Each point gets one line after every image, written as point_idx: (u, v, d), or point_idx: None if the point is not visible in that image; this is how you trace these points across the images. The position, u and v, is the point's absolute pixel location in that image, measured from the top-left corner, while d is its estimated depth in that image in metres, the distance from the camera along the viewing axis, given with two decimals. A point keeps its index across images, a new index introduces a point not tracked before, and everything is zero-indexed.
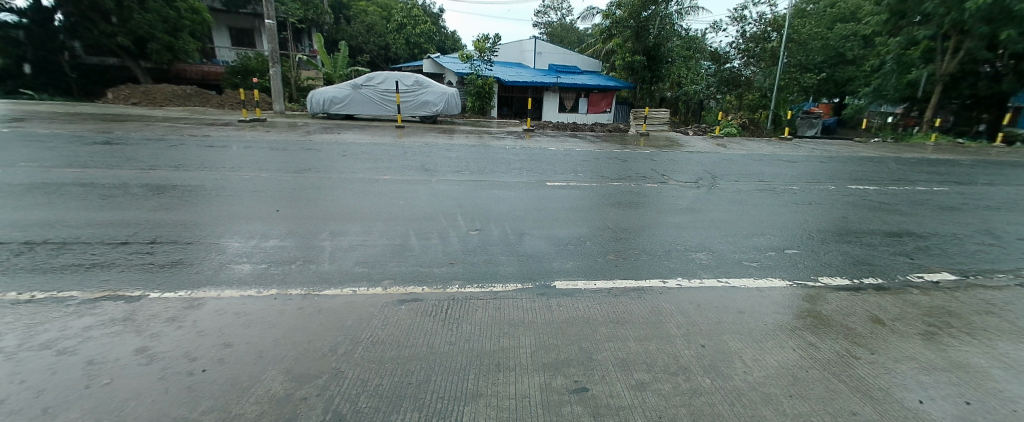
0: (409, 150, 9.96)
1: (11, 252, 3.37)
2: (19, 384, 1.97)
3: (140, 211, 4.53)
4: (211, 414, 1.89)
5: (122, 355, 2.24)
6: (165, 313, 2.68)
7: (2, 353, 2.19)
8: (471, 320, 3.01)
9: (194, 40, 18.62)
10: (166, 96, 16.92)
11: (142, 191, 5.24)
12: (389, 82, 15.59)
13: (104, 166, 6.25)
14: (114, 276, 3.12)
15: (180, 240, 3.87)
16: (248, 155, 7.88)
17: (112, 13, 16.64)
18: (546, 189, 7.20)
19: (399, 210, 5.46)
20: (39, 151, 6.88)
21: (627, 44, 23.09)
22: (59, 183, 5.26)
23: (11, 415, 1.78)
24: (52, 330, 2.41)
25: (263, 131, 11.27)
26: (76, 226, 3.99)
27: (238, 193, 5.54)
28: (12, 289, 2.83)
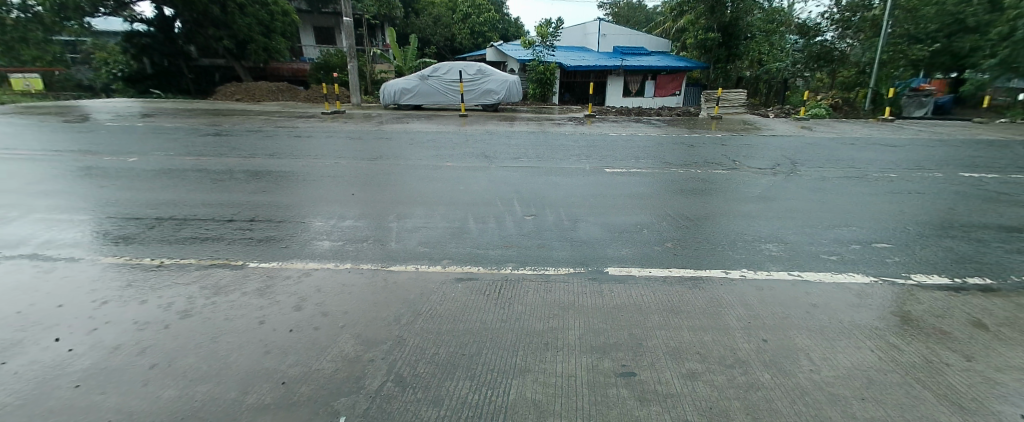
0: (471, 137, 10.30)
1: (145, 226, 4.05)
2: (149, 331, 2.40)
3: (241, 193, 5.19)
4: (295, 367, 2.18)
5: (226, 313, 2.65)
6: (262, 280, 3.11)
7: (144, 305, 2.68)
8: (522, 301, 3.14)
9: (284, 40, 20.26)
10: (263, 91, 18.83)
11: (244, 176, 5.98)
12: (453, 72, 16.04)
13: (213, 154, 7.18)
14: (220, 248, 3.64)
15: (272, 219, 4.41)
16: (329, 144, 8.63)
17: (218, 20, 18.59)
18: (605, 175, 7.12)
19: (460, 195, 5.72)
20: (166, 142, 8.06)
21: (700, 21, 22.10)
22: (180, 169, 6.14)
23: (148, 353, 2.20)
24: (178, 289, 2.91)
25: (341, 122, 12.17)
26: (192, 205, 4.67)
27: (319, 178, 6.12)
28: (149, 255, 3.44)
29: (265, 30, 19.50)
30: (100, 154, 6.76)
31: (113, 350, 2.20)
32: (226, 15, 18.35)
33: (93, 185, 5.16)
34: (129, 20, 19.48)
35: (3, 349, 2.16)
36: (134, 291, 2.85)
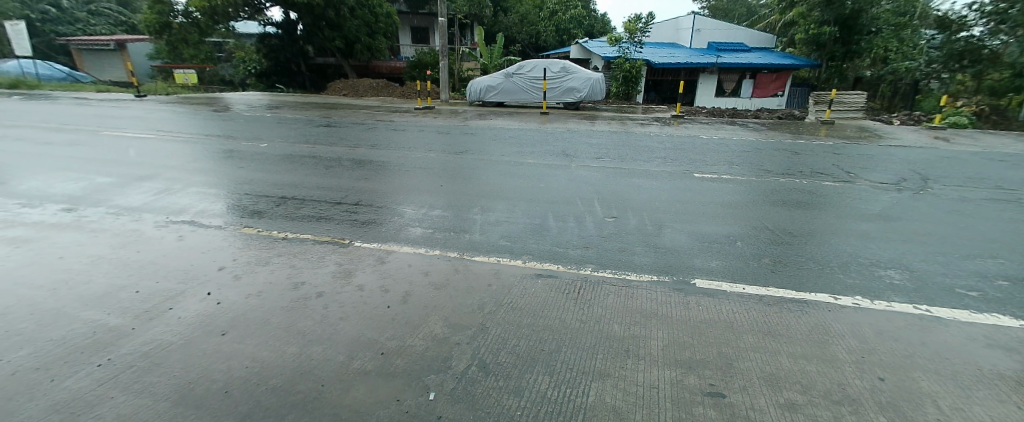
0: (553, 135, 10.31)
1: (273, 202, 4.59)
2: (275, 291, 2.73)
3: (346, 179, 5.71)
4: (391, 340, 2.36)
5: (335, 283, 2.94)
6: (365, 258, 3.39)
7: (273, 268, 3.05)
8: (603, 303, 3.10)
9: (385, 40, 21.79)
10: (366, 88, 20.50)
11: (348, 164, 6.57)
12: (537, 69, 16.12)
13: (324, 143, 7.98)
14: (331, 228, 4.02)
15: (373, 204, 4.80)
16: (420, 138, 9.17)
17: (332, 22, 20.32)
18: (693, 181, 6.73)
19: (541, 192, 5.76)
20: (286, 131, 9.13)
21: (813, 14, 19.65)
22: (297, 155, 6.91)
23: (274, 310, 2.51)
24: (297, 258, 3.27)
25: (430, 117, 12.82)
26: (307, 187, 5.22)
27: (411, 169, 6.52)
28: (275, 227, 3.90)
29: (370, 30, 21.08)
30: (236, 139, 7.80)
31: (248, 304, 2.54)
32: (341, 18, 20.00)
33: (231, 165, 5.97)
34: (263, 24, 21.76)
35: (170, 296, 2.57)
36: (265, 255, 3.26)
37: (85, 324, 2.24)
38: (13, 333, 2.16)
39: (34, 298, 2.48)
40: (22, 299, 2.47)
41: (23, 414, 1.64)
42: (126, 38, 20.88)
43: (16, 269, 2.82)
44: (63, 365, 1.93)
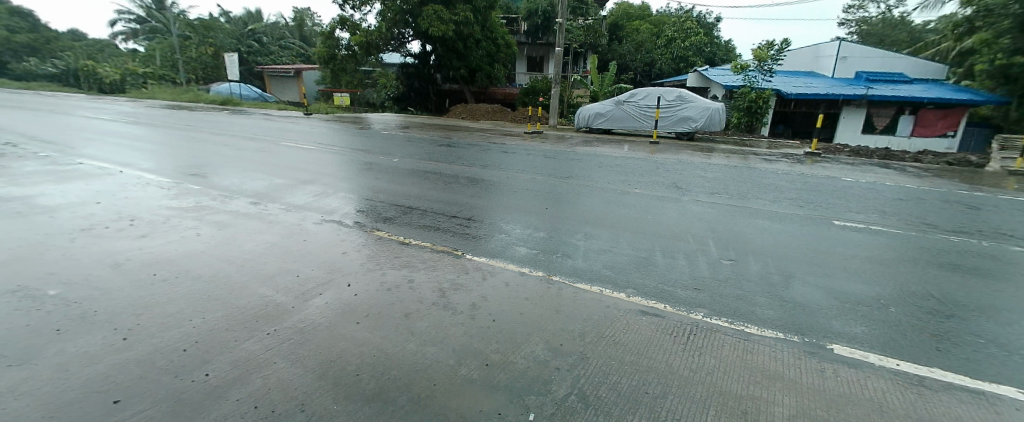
0: (663, 166, 9.89)
1: (399, 210, 5.09)
2: (399, 290, 3.03)
3: (461, 195, 6.12)
4: (496, 354, 2.45)
5: (450, 289, 3.17)
6: (476, 271, 3.60)
7: (399, 269, 3.39)
8: (715, 354, 2.84)
9: (503, 69, 22.18)
10: (482, 111, 21.94)
11: (464, 181, 7.05)
12: (651, 97, 15.69)
13: (443, 161, 8.66)
14: (446, 238, 4.32)
15: (483, 220, 5.07)
16: (528, 161, 9.48)
17: (459, 52, 20.88)
18: (829, 228, 5.90)
19: (648, 225, 5.53)
20: (412, 148, 10.14)
21: (1002, 41, 15.72)
22: (420, 170, 7.62)
23: (397, 307, 2.78)
24: (418, 263, 3.58)
25: (539, 142, 13.18)
26: (427, 200, 5.70)
27: (519, 191, 6.76)
28: (399, 232, 4.31)
29: (490, 59, 21.59)
30: (372, 153, 8.89)
31: (377, 299, 2.85)
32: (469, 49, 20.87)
33: (367, 175, 6.79)
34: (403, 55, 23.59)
35: (318, 283, 3.00)
36: (392, 257, 3.63)
37: (258, 298, 2.72)
38: (211, 297, 2.71)
39: (225, 272, 3.09)
40: (218, 271, 3.09)
41: (215, 365, 2.05)
42: (302, 67, 25.58)
43: (215, 247, 3.54)
44: (243, 329, 2.37)
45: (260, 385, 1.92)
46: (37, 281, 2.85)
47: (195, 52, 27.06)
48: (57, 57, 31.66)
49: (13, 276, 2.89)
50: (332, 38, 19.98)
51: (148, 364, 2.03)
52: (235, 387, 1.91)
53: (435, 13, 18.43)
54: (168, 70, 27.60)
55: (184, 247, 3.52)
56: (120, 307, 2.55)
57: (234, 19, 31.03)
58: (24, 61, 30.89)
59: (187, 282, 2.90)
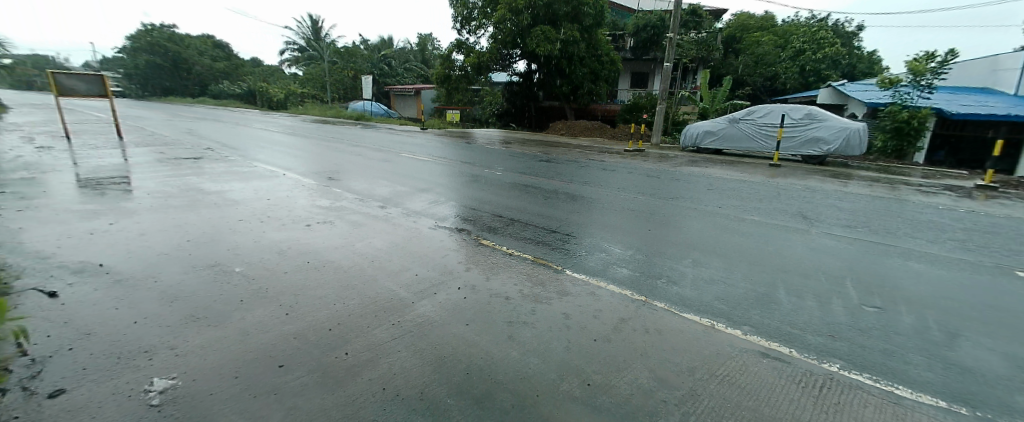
0: (785, 192, 8.85)
1: (502, 221, 5.28)
2: (504, 298, 3.15)
3: (561, 211, 6.15)
4: (599, 375, 2.38)
5: (553, 303, 3.19)
6: (579, 288, 3.55)
7: (505, 278, 3.54)
8: (855, 415, 2.31)
9: (605, 86, 21.72)
10: (582, 128, 21.26)
11: (564, 197, 7.07)
12: (773, 114, 14.01)
13: (545, 178, 8.68)
14: (547, 252, 4.37)
15: (583, 238, 5.03)
16: (630, 179, 9.15)
17: (564, 72, 20.77)
18: (1016, 281, 4.71)
19: (766, 257, 4.96)
20: (514, 162, 10.43)
21: None
22: (522, 184, 7.79)
23: (504, 315, 2.89)
24: (522, 275, 3.65)
25: (641, 160, 12.69)
26: (530, 213, 5.82)
27: (619, 209, 6.59)
28: (503, 243, 4.46)
29: (594, 77, 21.23)
30: (478, 166, 9.37)
31: (485, 305, 3.00)
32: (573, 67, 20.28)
33: (474, 186, 7.18)
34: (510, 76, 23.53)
35: (434, 284, 3.24)
36: (498, 265, 3.80)
37: (384, 291, 3.03)
38: (348, 286, 3.09)
39: (359, 265, 3.50)
40: (353, 264, 3.52)
41: (351, 346, 2.34)
42: (422, 86, 27.89)
43: (350, 242, 4.04)
44: (374, 317, 2.66)
45: (388, 370, 2.15)
46: (227, 259, 3.54)
47: (337, 75, 31.35)
48: (241, 79, 39.18)
49: (210, 254, 3.62)
50: (449, 60, 21.59)
51: (303, 338, 2.40)
52: (368, 368, 2.16)
53: (544, 34, 18.76)
54: (317, 89, 32.39)
55: (326, 241, 4.07)
56: (282, 286, 3.04)
57: (369, 45, 35.35)
58: (219, 83, 38.78)
59: (329, 271, 3.34)
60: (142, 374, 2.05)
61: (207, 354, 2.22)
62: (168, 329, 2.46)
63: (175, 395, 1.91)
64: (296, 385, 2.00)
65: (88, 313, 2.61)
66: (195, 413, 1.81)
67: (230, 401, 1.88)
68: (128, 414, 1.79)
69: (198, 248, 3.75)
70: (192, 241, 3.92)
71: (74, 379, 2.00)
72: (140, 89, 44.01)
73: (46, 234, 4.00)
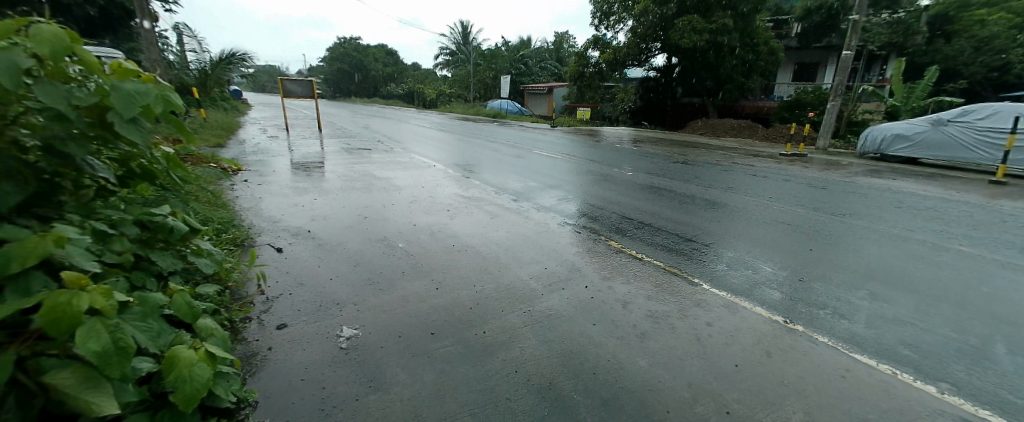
0: (1017, 219, 6.68)
1: (634, 225, 5.02)
2: (631, 304, 3.05)
3: (699, 218, 5.46)
4: (735, 404, 2.11)
5: (686, 316, 2.94)
6: (719, 304, 3.15)
7: (635, 281, 3.46)
8: None
9: (761, 79, 18.66)
10: (726, 128, 17.99)
11: (702, 204, 6.08)
12: (1004, 115, 10.59)
13: (679, 179, 7.76)
14: (681, 261, 4.01)
15: (724, 252, 4.28)
16: (787, 188, 7.73)
17: (710, 63, 18.65)
18: None
19: (995, 300, 3.46)
20: (647, 162, 9.78)
21: None
22: (653, 186, 7.10)
23: (629, 320, 2.81)
24: (651, 285, 3.41)
25: (800, 166, 10.90)
26: (665, 219, 5.33)
27: (770, 222, 5.44)
28: (635, 248, 4.26)
29: (747, 70, 18.60)
30: (608, 165, 9.14)
31: (612, 308, 2.96)
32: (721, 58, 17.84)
33: (604, 185, 7.04)
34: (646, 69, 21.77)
35: (563, 279, 3.33)
36: (629, 268, 3.72)
37: (518, 280, 3.22)
38: (485, 270, 3.38)
39: (495, 252, 3.78)
40: (490, 251, 3.82)
41: (489, 326, 2.56)
42: (555, 85, 28.33)
43: (487, 231, 4.37)
44: (507, 303, 2.86)
45: (519, 354, 2.30)
46: (392, 235, 4.15)
47: (479, 76, 33.64)
48: (403, 81, 44.84)
49: (379, 230, 4.28)
50: (585, 57, 21.42)
51: (448, 312, 2.71)
52: (503, 349, 2.34)
53: (691, 23, 16.95)
54: (461, 89, 35.25)
55: (467, 227, 4.48)
56: (432, 264, 3.46)
57: (511, 47, 37.13)
58: (387, 86, 45.04)
59: (469, 255, 3.69)
60: (333, 322, 2.57)
61: (377, 314, 2.66)
62: (351, 288, 3.02)
63: (356, 342, 2.37)
64: (444, 353, 2.28)
65: (301, 266, 3.37)
66: (368, 361, 2.20)
67: (394, 357, 2.24)
68: (325, 353, 2.27)
69: (370, 224, 4.47)
70: (367, 217, 4.69)
71: (292, 317, 2.61)
72: (331, 91, 53.54)
73: (274, 203, 5.19)
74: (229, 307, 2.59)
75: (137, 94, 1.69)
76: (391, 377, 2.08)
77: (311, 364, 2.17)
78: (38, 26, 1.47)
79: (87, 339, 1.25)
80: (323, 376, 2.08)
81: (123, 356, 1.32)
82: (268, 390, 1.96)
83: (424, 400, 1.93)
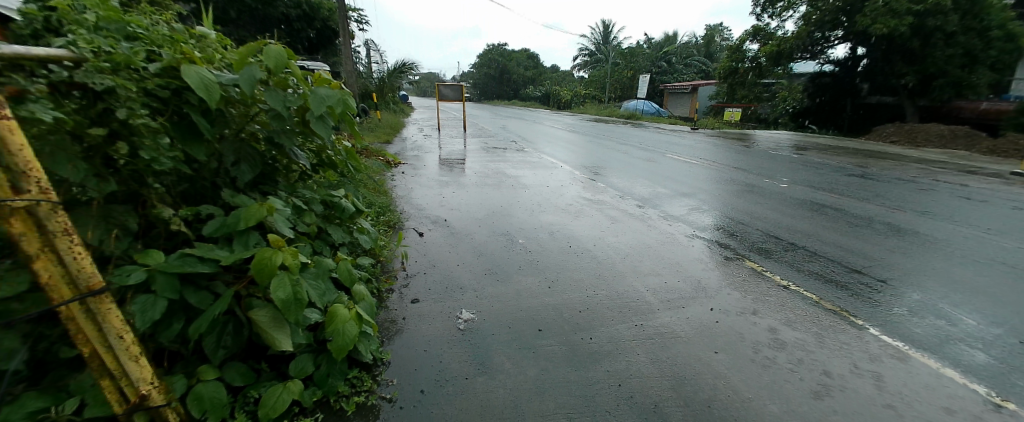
0: None
1: (781, 247, 4.17)
2: (761, 333, 2.62)
3: (875, 246, 4.19)
4: None
5: (831, 359, 2.40)
6: (883, 351, 2.48)
7: (776, 305, 3.00)
8: None
9: (993, 72, 13.72)
10: (931, 134, 13.65)
11: (883, 228, 4.76)
12: None
13: (853, 196, 6.33)
14: (841, 296, 3.17)
15: (907, 294, 3.20)
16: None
17: (912, 53, 14.37)
18: None
19: None
20: (810, 174, 8.28)
21: None
22: (815, 203, 5.90)
23: (756, 351, 2.45)
24: (792, 315, 2.86)
25: None
26: (825, 242, 4.31)
27: (985, 259, 4.00)
28: (779, 274, 3.54)
29: (970, 61, 13.89)
30: (757, 174, 8.06)
31: (736, 334, 2.61)
32: (928, 47, 13.84)
33: (747, 197, 6.24)
34: (819, 62, 18.20)
35: (685, 297, 3.09)
36: (769, 289, 3.25)
37: (632, 291, 3.12)
38: (600, 276, 3.34)
39: (612, 259, 3.72)
40: (607, 257, 3.76)
41: (597, 333, 2.54)
42: (700, 83, 25.98)
43: (607, 236, 4.30)
44: (619, 313, 2.79)
45: (624, 367, 2.25)
46: (515, 230, 4.38)
47: (619, 76, 32.70)
48: (541, 84, 46.20)
49: (504, 225, 4.55)
50: (740, 50, 19.15)
51: (559, 312, 2.77)
52: (607, 359, 2.30)
53: (887, 4, 13.61)
54: (597, 90, 34.80)
55: (586, 231, 4.44)
56: (548, 262, 3.57)
57: (654, 44, 35.24)
58: (527, 88, 46.91)
59: (586, 259, 3.68)
60: (455, 304, 2.85)
61: (493, 303, 2.86)
62: (475, 275, 3.30)
63: (474, 325, 2.61)
64: (548, 351, 2.35)
65: (437, 250, 3.80)
66: (480, 346, 2.39)
67: (501, 346, 2.39)
68: (445, 331, 2.53)
69: (497, 218, 4.78)
70: (495, 212, 5.01)
71: (425, 294, 2.97)
72: (476, 94, 58.03)
73: (422, 194, 5.92)
74: (379, 279, 3.05)
75: (329, 97, 2.04)
76: (497, 364, 2.23)
77: (432, 338, 2.45)
78: (269, 45, 1.90)
79: (276, 289, 1.61)
80: (442, 351, 2.33)
81: (298, 306, 1.65)
82: (398, 355, 2.28)
83: (526, 393, 2.03)
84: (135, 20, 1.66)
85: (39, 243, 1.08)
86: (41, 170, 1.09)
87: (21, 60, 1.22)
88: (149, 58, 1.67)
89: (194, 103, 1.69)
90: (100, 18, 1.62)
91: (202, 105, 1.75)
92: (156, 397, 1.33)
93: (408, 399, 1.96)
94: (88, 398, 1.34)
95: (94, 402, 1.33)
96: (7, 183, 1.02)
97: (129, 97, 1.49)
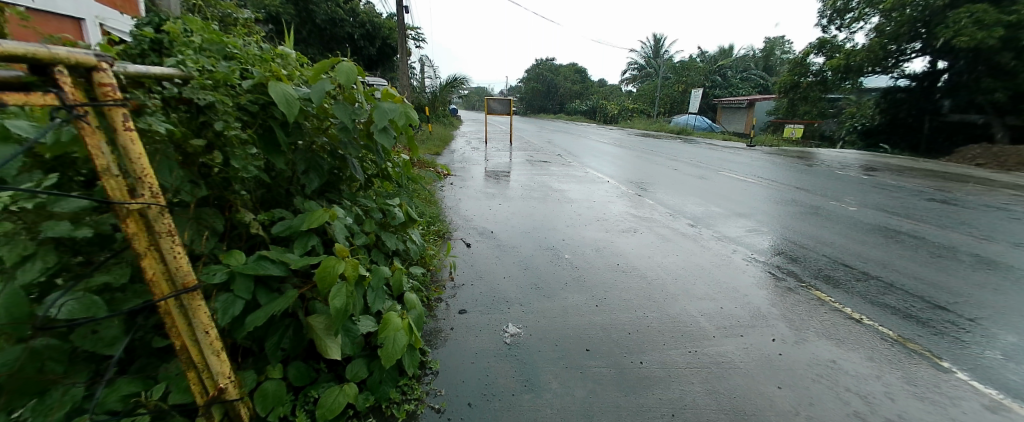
0: None
1: (852, 275, 3.86)
2: (825, 370, 2.44)
3: (963, 280, 3.78)
4: None
5: (906, 404, 2.17)
6: (971, 401, 2.21)
7: (846, 340, 2.76)
8: None
9: None
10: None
11: (972, 260, 4.28)
12: None
13: (935, 223, 5.76)
14: (924, 333, 2.88)
15: (1001, 336, 2.85)
16: None
17: (1004, 67, 12.93)
18: None
19: None
20: (883, 197, 7.61)
21: None
22: (890, 229, 5.42)
23: (819, 388, 2.27)
24: (864, 352, 2.63)
25: None
26: (904, 273, 3.93)
27: None
28: (848, 305, 3.28)
29: None
30: (822, 196, 7.54)
31: (800, 370, 2.43)
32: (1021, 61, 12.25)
33: (811, 220, 5.84)
34: (894, 76, 16.85)
35: (743, 325, 2.92)
36: (837, 322, 3.00)
37: (686, 315, 2.99)
38: (650, 297, 3.24)
39: (663, 280, 3.60)
40: (656, 277, 3.64)
41: (647, 358, 2.46)
42: (758, 98, 24.82)
43: (657, 255, 4.18)
44: (669, 338, 2.68)
45: (678, 396, 2.16)
46: (560, 245, 4.35)
47: (670, 90, 31.91)
48: (588, 97, 45.99)
49: (549, 238, 4.55)
50: (803, 64, 18.15)
51: (605, 333, 2.71)
52: (659, 386, 2.22)
53: (973, 14, 12.33)
54: (646, 104, 34.15)
55: (633, 248, 4.34)
56: (595, 280, 3.51)
57: (708, 57, 34.18)
58: (574, 102, 46.85)
59: (632, 278, 3.59)
60: (501, 318, 2.86)
61: (538, 318, 2.85)
62: (520, 288, 3.31)
63: (518, 339, 2.61)
64: (596, 373, 2.30)
65: (483, 261, 3.84)
66: (526, 362, 2.38)
67: (548, 364, 2.36)
68: (492, 345, 2.54)
69: (542, 232, 4.77)
70: (540, 226, 5.02)
71: (471, 305, 3.00)
72: (523, 107, 58.69)
73: (469, 204, 6.06)
74: (427, 287, 3.13)
75: (390, 109, 2.12)
76: (544, 382, 2.21)
77: (479, 351, 2.46)
78: (340, 61, 2.00)
79: (334, 297, 1.67)
80: (488, 364, 2.35)
81: (344, 317, 1.69)
82: (445, 365, 2.31)
83: (573, 414, 1.99)
84: (232, 42, 1.83)
85: (147, 242, 1.20)
86: (154, 177, 1.21)
87: (142, 79, 1.37)
88: (243, 76, 1.81)
89: (278, 116, 1.82)
90: (204, 39, 1.80)
91: (283, 118, 1.88)
92: (231, 391, 1.42)
93: (456, 411, 1.98)
94: (172, 385, 1.45)
95: (178, 389, 1.45)
96: (128, 189, 1.14)
97: (225, 111, 1.63)
